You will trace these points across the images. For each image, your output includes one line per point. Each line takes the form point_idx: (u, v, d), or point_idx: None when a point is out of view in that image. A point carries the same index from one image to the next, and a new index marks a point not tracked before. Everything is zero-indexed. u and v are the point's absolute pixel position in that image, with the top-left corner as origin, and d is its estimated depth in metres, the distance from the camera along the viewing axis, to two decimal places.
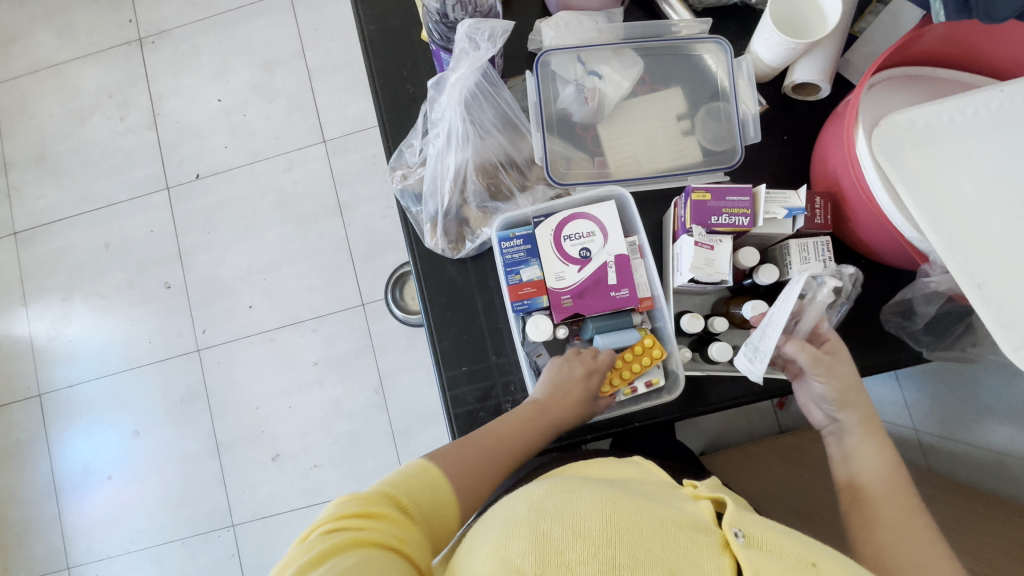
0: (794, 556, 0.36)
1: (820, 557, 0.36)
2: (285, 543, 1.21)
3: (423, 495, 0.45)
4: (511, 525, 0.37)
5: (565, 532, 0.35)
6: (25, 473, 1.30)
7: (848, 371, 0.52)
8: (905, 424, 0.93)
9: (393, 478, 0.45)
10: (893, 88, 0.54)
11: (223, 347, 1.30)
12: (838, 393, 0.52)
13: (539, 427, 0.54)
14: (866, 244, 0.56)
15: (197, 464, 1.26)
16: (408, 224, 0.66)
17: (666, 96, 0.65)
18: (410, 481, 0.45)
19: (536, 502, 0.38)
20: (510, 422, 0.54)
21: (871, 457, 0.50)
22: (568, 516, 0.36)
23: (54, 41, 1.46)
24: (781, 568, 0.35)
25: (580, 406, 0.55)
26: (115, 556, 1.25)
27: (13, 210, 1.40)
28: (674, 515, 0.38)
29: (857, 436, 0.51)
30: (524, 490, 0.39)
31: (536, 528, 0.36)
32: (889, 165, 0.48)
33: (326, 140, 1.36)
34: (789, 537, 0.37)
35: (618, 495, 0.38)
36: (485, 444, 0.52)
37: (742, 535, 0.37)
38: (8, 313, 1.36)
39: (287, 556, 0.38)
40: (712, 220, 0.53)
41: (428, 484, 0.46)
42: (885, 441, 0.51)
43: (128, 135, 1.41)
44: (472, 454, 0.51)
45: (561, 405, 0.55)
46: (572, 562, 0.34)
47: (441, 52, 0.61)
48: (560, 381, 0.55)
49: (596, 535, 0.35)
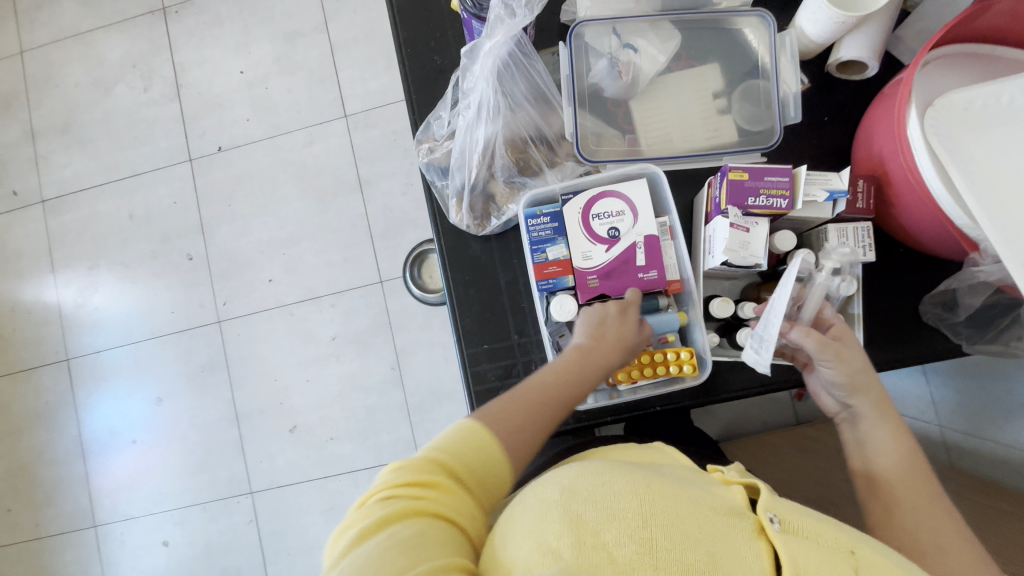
0: (832, 542, 0.35)
1: (858, 544, 0.35)
2: (300, 512, 1.24)
3: (475, 458, 0.42)
4: (544, 508, 0.36)
5: (600, 515, 0.35)
6: (54, 434, 1.34)
7: (856, 355, 0.50)
8: (928, 420, 0.89)
9: (442, 443, 0.42)
10: (948, 66, 0.51)
11: (244, 319, 1.31)
12: (850, 380, 0.50)
13: (579, 368, 0.51)
14: (909, 231, 0.54)
15: (218, 432, 1.29)
16: (433, 199, 0.65)
17: (703, 73, 0.63)
18: (463, 446, 0.43)
19: (567, 484, 0.37)
20: (551, 371, 0.50)
21: (888, 445, 0.49)
22: (602, 500, 0.36)
23: (78, 9, 1.46)
24: (821, 555, 0.34)
25: (617, 338, 0.52)
26: (139, 517, 1.30)
27: (40, 178, 1.42)
28: (710, 501, 0.38)
29: (870, 422, 0.50)
30: (556, 472, 0.39)
31: (570, 510, 0.35)
32: (941, 147, 0.45)
33: (347, 115, 1.34)
34: (825, 523, 0.37)
35: (652, 481, 0.38)
36: (524, 405, 0.48)
37: (777, 520, 0.37)
38: (36, 279, 1.39)
39: (348, 519, 0.39)
40: (750, 201, 0.51)
41: (479, 445, 0.43)
42: (899, 424, 0.49)
43: (151, 106, 1.41)
44: (522, 412, 0.47)
45: (596, 344, 0.52)
46: (609, 544, 0.34)
47: (473, 20, 0.59)
48: (600, 321, 0.53)
49: (631, 519, 0.35)
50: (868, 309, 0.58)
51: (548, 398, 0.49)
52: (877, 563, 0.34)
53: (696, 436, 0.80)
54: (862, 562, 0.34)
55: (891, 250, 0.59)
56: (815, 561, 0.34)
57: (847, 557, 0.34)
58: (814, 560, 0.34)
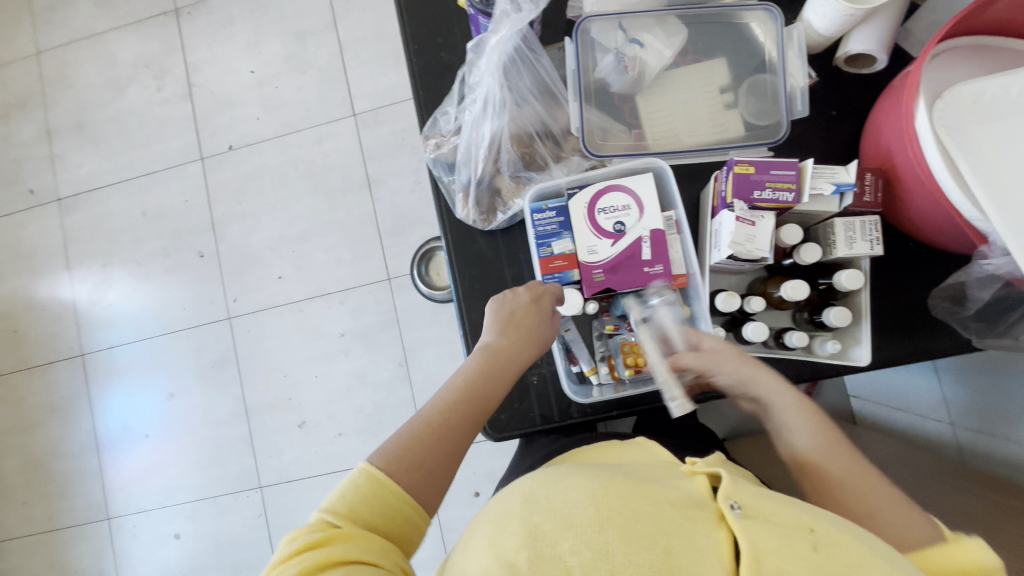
0: (790, 522, 0.35)
1: (817, 522, 0.35)
2: (309, 506, 1.25)
3: (371, 499, 0.41)
4: (505, 521, 0.37)
5: (557, 525, 0.35)
6: (68, 428, 1.36)
7: (735, 354, 0.54)
8: (940, 418, 0.89)
9: (335, 503, 0.40)
10: (957, 58, 0.50)
11: (253, 316, 1.33)
12: (740, 377, 0.53)
13: (489, 371, 0.51)
14: (917, 225, 0.54)
15: (228, 427, 1.31)
16: (440, 194, 0.66)
17: (710, 67, 0.63)
18: (358, 500, 0.41)
19: (528, 495, 0.38)
20: (455, 387, 0.50)
21: (800, 427, 0.50)
22: (561, 509, 0.36)
23: (93, 11, 1.49)
24: (779, 535, 0.34)
25: (528, 332, 0.54)
26: (151, 510, 1.32)
27: (56, 177, 1.44)
28: (670, 496, 0.38)
29: (780, 408, 0.52)
30: (519, 484, 0.39)
31: (528, 521, 0.36)
32: (949, 140, 0.45)
33: (356, 113, 1.36)
34: (785, 504, 0.37)
35: (612, 483, 0.38)
36: (436, 419, 0.47)
37: (737, 506, 0.37)
38: (51, 276, 1.41)
39: None
40: (755, 195, 0.52)
41: (376, 494, 0.41)
42: (805, 402, 0.51)
43: (164, 105, 1.43)
44: (431, 436, 0.46)
45: (502, 345, 0.53)
46: (566, 554, 0.34)
47: (480, 15, 0.59)
48: (510, 315, 0.54)
49: (588, 525, 0.35)
50: (875, 304, 0.58)
51: (462, 405, 0.49)
52: (836, 539, 0.34)
53: (700, 434, 0.80)
54: (822, 538, 0.34)
55: (900, 244, 0.59)
56: (775, 545, 0.34)
57: (807, 536, 0.34)
58: (773, 545, 0.34)
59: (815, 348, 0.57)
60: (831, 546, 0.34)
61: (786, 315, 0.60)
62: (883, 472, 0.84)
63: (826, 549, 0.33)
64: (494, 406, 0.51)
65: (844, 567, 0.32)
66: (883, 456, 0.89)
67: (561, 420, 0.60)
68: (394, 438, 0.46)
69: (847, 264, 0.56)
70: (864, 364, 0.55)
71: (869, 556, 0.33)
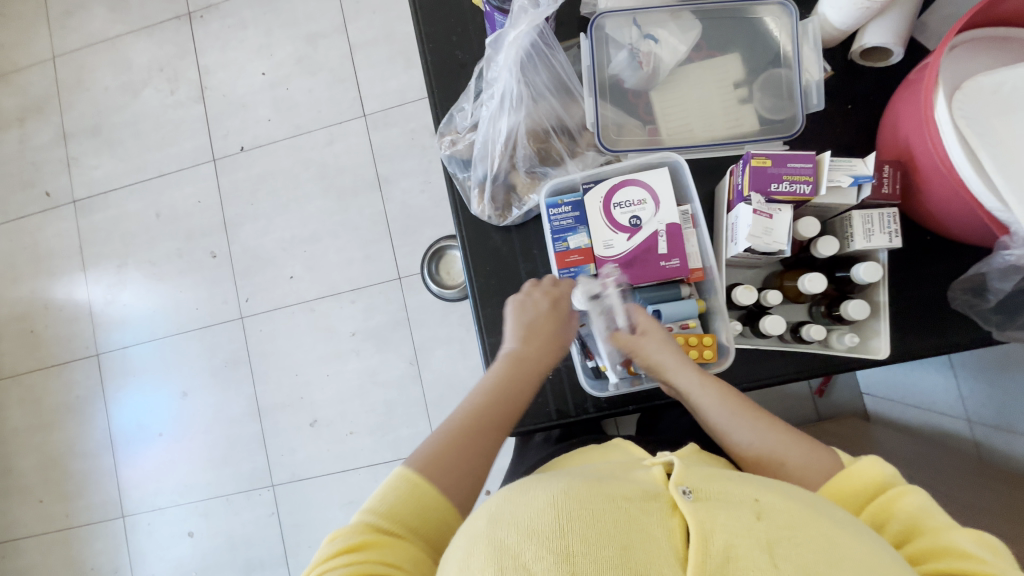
0: (738, 499, 0.35)
1: (762, 494, 0.35)
2: (321, 505, 1.25)
3: (410, 503, 0.42)
4: (471, 542, 0.35)
5: (519, 534, 0.33)
6: (83, 428, 1.38)
7: (659, 343, 0.53)
8: (957, 415, 0.88)
9: (376, 502, 0.42)
10: (976, 49, 0.50)
11: (266, 316, 1.34)
12: (661, 361, 0.52)
13: (514, 376, 0.52)
14: (936, 217, 0.54)
15: (241, 426, 1.32)
16: (455, 190, 0.66)
17: (724, 62, 0.63)
18: (397, 502, 0.42)
19: (492, 512, 0.36)
20: (483, 393, 0.51)
21: (711, 406, 0.50)
22: (521, 520, 0.34)
23: (108, 16, 1.51)
24: (727, 513, 0.33)
25: (550, 337, 0.54)
26: (165, 508, 1.33)
27: (71, 179, 1.46)
28: (621, 489, 0.36)
29: (701, 397, 0.51)
30: (483, 504, 0.37)
31: (493, 538, 0.34)
32: (970, 130, 0.45)
33: (366, 114, 1.37)
34: (732, 482, 0.36)
35: (568, 486, 0.36)
36: (466, 424, 0.49)
37: (690, 492, 0.36)
38: (67, 277, 1.43)
39: None
40: (773, 187, 0.51)
41: (415, 496, 0.43)
42: (722, 389, 0.51)
43: (177, 108, 1.45)
44: (460, 442, 0.47)
45: (526, 350, 0.53)
46: (529, 563, 0.32)
47: (495, 12, 0.60)
48: (531, 321, 0.55)
49: (548, 533, 0.33)
50: (893, 297, 0.58)
51: (491, 411, 0.50)
52: (779, 508, 0.34)
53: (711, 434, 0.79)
54: (766, 506, 0.34)
55: (917, 238, 0.58)
56: (723, 520, 0.33)
57: (752, 508, 0.34)
58: (723, 523, 0.33)
59: (832, 341, 0.57)
60: (773, 513, 0.33)
61: (803, 308, 0.60)
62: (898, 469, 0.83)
63: (768, 517, 0.33)
64: (521, 409, 0.52)
65: (786, 532, 0.32)
66: (897, 453, 0.88)
67: (577, 415, 0.60)
68: (425, 443, 0.47)
69: (865, 257, 0.56)
70: (883, 357, 0.56)
71: (810, 518, 0.33)
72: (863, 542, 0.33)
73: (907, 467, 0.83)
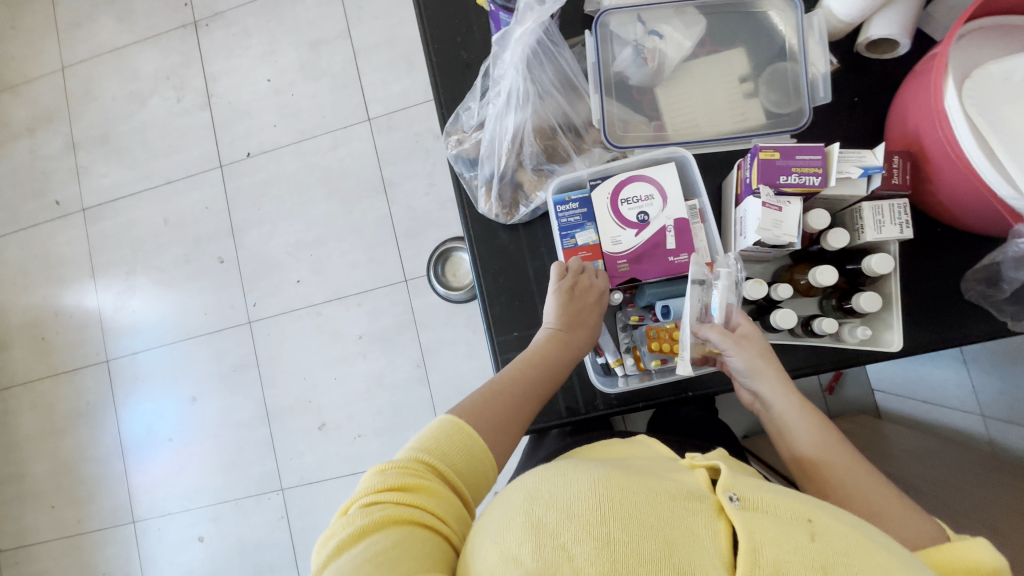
0: (788, 513, 0.34)
1: (816, 514, 0.34)
2: (329, 508, 1.25)
3: (456, 452, 0.43)
4: (507, 516, 0.35)
5: (560, 516, 0.33)
6: (95, 433, 1.39)
7: (757, 344, 0.53)
8: (970, 410, 0.87)
9: (427, 443, 0.43)
10: (986, 38, 0.50)
11: (273, 320, 1.35)
12: (752, 367, 0.52)
13: (551, 362, 0.55)
14: (947, 207, 0.53)
15: (249, 430, 1.32)
16: (462, 190, 0.66)
17: (729, 58, 0.62)
18: (445, 444, 0.43)
19: (530, 490, 0.36)
20: (524, 360, 0.54)
21: (801, 426, 0.51)
22: (561, 501, 0.34)
23: (115, 26, 1.53)
24: (776, 525, 0.33)
25: (589, 323, 0.57)
26: (175, 513, 1.33)
27: (81, 188, 1.48)
28: (666, 486, 0.36)
29: (793, 413, 0.51)
30: (520, 478, 0.38)
31: (532, 515, 0.34)
32: (981, 119, 0.45)
33: (370, 118, 1.37)
34: (784, 496, 0.35)
35: (613, 473, 0.36)
36: (511, 387, 0.52)
37: (736, 499, 0.36)
38: (77, 285, 1.45)
39: (329, 528, 0.38)
40: (781, 180, 0.51)
41: (463, 441, 0.44)
42: (817, 414, 0.51)
43: (184, 115, 1.47)
44: (500, 401, 0.50)
45: (569, 330, 0.57)
46: (568, 544, 0.32)
47: (500, 11, 0.60)
48: (577, 307, 0.57)
49: (589, 516, 0.33)
50: (905, 290, 0.58)
51: (530, 384, 0.53)
52: (835, 527, 0.33)
53: (721, 430, 0.79)
54: (820, 529, 0.33)
55: (928, 230, 0.58)
56: (773, 534, 0.32)
57: (804, 526, 0.33)
58: (771, 534, 0.32)
59: (844, 334, 0.56)
60: (829, 536, 0.32)
61: (813, 302, 0.59)
62: (913, 465, 0.82)
63: (823, 538, 0.32)
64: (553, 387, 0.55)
65: (843, 557, 0.31)
66: (911, 450, 0.87)
67: (587, 412, 0.60)
68: (469, 398, 0.50)
69: (875, 249, 0.56)
70: (896, 349, 0.55)
71: (868, 543, 0.32)
72: None
73: (922, 465, 0.82)
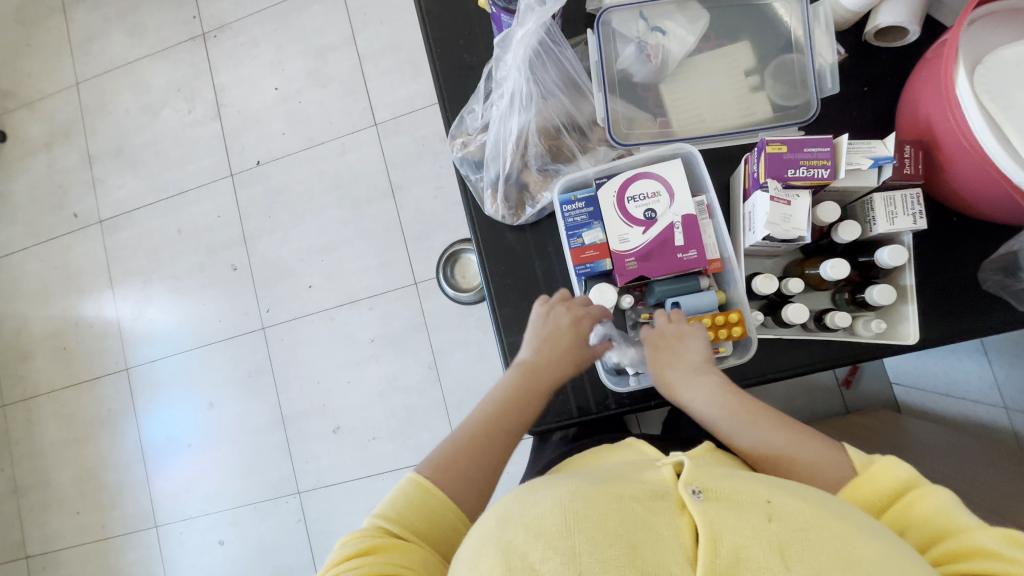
0: (748, 499, 0.34)
1: (775, 495, 0.34)
2: (345, 511, 1.27)
3: (415, 514, 0.43)
4: (481, 542, 0.35)
5: (528, 535, 0.33)
6: (117, 440, 1.42)
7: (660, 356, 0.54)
8: (993, 403, 0.85)
9: (386, 508, 0.44)
10: (998, 22, 0.49)
11: (286, 326, 1.36)
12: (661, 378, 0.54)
13: (526, 392, 0.53)
14: (962, 196, 0.52)
15: (266, 435, 1.34)
16: (467, 191, 0.66)
17: (734, 51, 0.62)
18: (404, 505, 0.44)
19: (502, 512, 0.36)
20: (495, 399, 0.53)
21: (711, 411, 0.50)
22: (529, 519, 0.34)
23: (126, 40, 1.56)
24: (734, 514, 0.33)
25: (564, 350, 0.55)
26: (195, 517, 1.35)
27: (98, 200, 1.51)
28: (629, 489, 0.36)
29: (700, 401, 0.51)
30: (494, 502, 0.38)
31: (501, 537, 0.34)
32: (994, 105, 0.44)
33: (378, 123, 1.38)
34: (743, 483, 0.36)
35: (580, 486, 0.36)
36: (477, 432, 0.51)
37: (698, 492, 0.36)
38: (96, 295, 1.48)
39: None
40: (789, 173, 0.50)
41: (423, 502, 0.44)
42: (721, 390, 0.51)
43: (195, 126, 1.49)
44: (460, 448, 0.49)
45: (538, 360, 0.55)
46: (537, 564, 0.31)
47: (501, 13, 0.61)
48: (551, 332, 0.56)
49: (555, 532, 0.33)
50: (926, 282, 0.57)
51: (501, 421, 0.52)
52: (793, 506, 0.33)
53: None
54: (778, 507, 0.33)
55: (944, 220, 0.57)
56: (732, 521, 0.32)
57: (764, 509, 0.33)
58: (730, 520, 0.32)
59: (858, 328, 0.56)
60: (787, 516, 0.32)
61: (826, 296, 0.59)
62: (936, 457, 0.80)
63: (781, 518, 0.32)
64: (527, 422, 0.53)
65: (799, 534, 0.31)
66: (931, 442, 0.86)
67: (599, 412, 0.60)
68: (439, 448, 0.49)
69: (889, 241, 0.55)
70: (912, 341, 0.55)
71: (827, 518, 0.32)
72: (883, 543, 0.31)
73: (944, 459, 0.80)
